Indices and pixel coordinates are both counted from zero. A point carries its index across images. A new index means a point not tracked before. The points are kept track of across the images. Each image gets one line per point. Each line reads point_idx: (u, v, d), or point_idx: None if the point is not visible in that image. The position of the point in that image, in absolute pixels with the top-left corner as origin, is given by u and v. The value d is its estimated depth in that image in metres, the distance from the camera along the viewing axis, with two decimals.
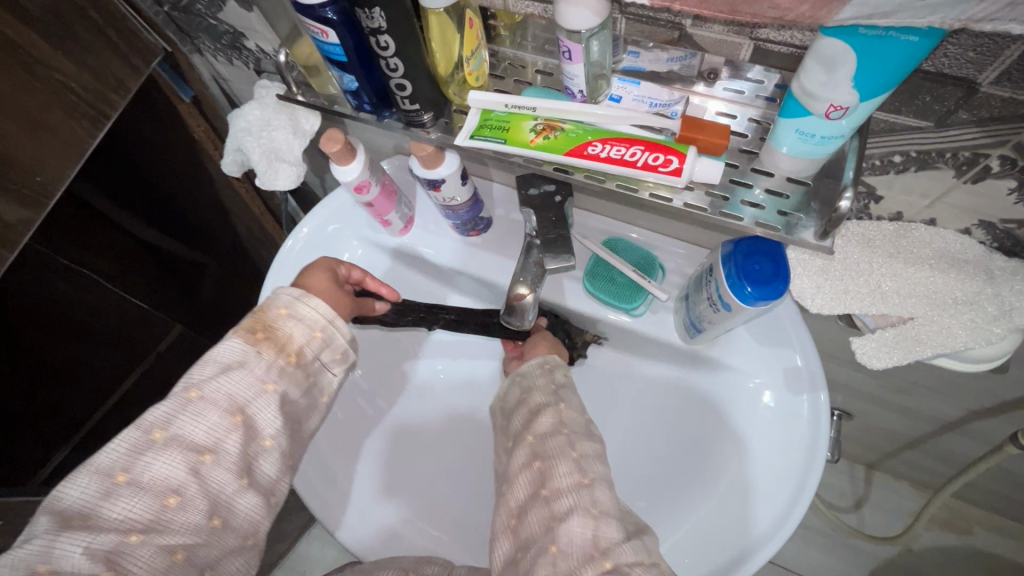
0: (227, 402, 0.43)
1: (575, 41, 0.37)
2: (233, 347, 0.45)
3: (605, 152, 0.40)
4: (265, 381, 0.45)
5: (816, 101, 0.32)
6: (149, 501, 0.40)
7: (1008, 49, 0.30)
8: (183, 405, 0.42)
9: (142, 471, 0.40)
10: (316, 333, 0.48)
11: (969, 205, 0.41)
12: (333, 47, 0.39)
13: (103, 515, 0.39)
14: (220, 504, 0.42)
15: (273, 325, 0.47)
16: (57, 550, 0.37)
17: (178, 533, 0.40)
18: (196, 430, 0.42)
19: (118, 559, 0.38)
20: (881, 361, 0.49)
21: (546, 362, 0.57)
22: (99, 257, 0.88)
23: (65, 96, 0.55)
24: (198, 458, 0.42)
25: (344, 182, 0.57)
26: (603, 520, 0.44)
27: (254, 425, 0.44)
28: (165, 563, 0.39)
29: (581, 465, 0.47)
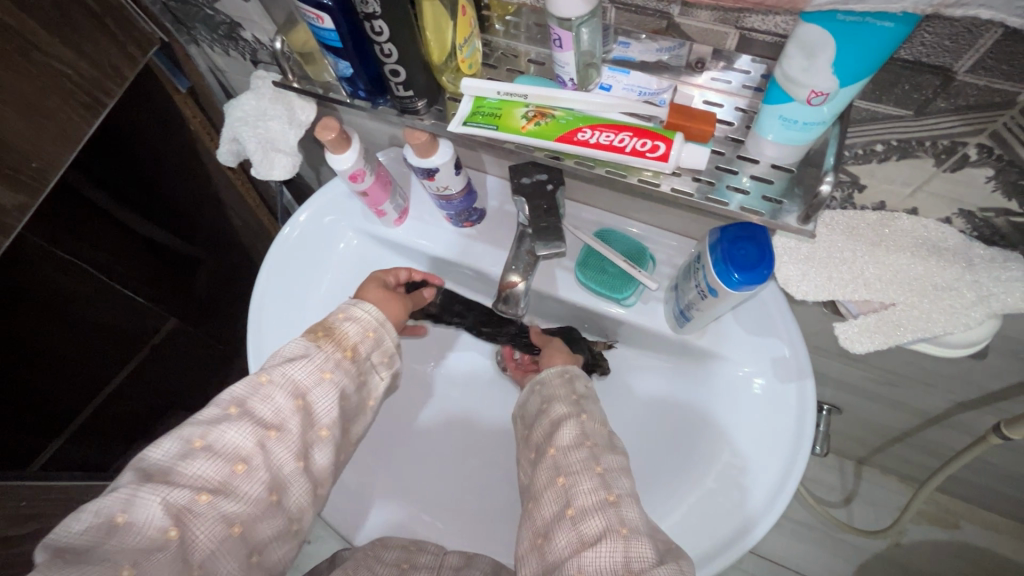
0: (292, 386, 0.46)
1: (566, 29, 0.38)
2: (296, 342, 0.48)
3: (594, 138, 0.40)
4: (323, 371, 0.48)
5: (798, 87, 0.33)
6: (222, 464, 0.42)
7: (982, 37, 0.31)
8: (255, 388, 0.45)
9: (217, 437, 0.43)
10: (369, 333, 0.52)
11: (949, 194, 0.42)
12: (329, 32, 0.40)
13: (181, 472, 0.41)
14: (279, 479, 0.44)
15: (332, 326, 0.50)
16: (137, 501, 0.39)
17: (240, 503, 0.42)
18: (265, 409, 0.45)
19: (183, 517, 0.40)
20: (864, 344, 0.50)
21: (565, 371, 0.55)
22: (95, 250, 0.87)
23: (61, 83, 0.56)
24: (264, 433, 0.44)
25: (339, 170, 0.57)
26: (632, 538, 0.42)
27: (313, 412, 0.47)
28: (223, 535, 0.41)
29: (606, 481, 0.46)
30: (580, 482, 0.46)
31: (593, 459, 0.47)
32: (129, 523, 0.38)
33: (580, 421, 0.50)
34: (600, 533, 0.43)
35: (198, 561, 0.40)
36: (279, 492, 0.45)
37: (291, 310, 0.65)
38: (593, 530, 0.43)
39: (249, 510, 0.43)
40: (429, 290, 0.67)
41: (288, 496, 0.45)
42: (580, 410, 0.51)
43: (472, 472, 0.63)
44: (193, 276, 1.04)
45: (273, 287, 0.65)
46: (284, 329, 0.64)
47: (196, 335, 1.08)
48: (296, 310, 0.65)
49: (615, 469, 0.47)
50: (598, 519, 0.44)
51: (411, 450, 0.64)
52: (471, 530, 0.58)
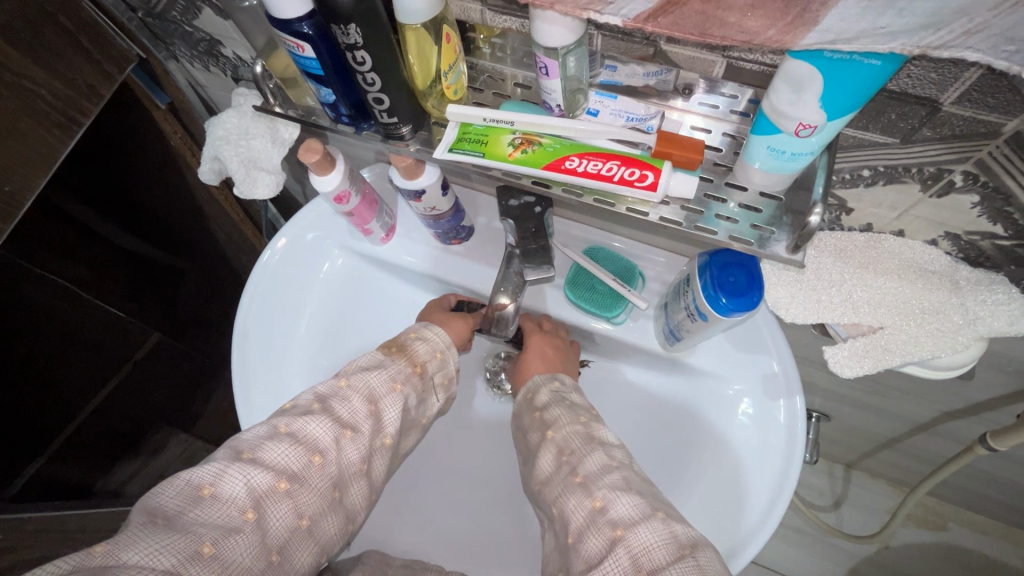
0: (367, 392, 0.48)
1: (553, 58, 0.37)
2: (373, 355, 0.52)
3: (582, 166, 0.40)
4: (395, 381, 0.50)
5: (786, 119, 0.33)
6: (304, 452, 0.43)
7: (966, 72, 0.31)
8: (336, 390, 0.48)
9: (303, 427, 0.44)
10: (437, 353, 0.55)
11: (934, 217, 0.42)
12: (309, 60, 0.39)
13: (270, 452, 0.42)
14: (346, 477, 0.46)
15: (404, 344, 0.54)
16: (227, 476, 0.40)
17: (309, 493, 0.43)
18: (342, 410, 0.47)
19: (267, 500, 0.41)
20: (853, 369, 0.50)
21: (529, 390, 0.57)
22: (74, 265, 0.85)
23: (35, 104, 0.54)
24: (342, 431, 0.46)
25: (323, 192, 0.56)
26: (631, 535, 0.41)
27: (382, 420, 0.49)
28: (294, 526, 0.42)
29: (590, 489, 0.45)
30: (568, 502, 0.46)
31: (572, 473, 0.47)
32: (223, 494, 0.39)
33: (552, 440, 0.50)
34: (604, 552, 0.41)
35: (276, 547, 0.41)
36: (343, 488, 0.46)
37: (279, 333, 0.64)
38: (596, 551, 0.42)
39: (316, 502, 0.44)
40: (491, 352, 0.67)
41: (349, 495, 0.47)
42: (547, 429, 0.52)
43: (467, 492, 0.62)
44: (175, 291, 1.02)
45: (257, 316, 0.64)
46: (273, 369, 0.63)
47: (179, 347, 1.06)
48: (283, 334, 0.64)
49: (596, 473, 0.46)
50: (597, 539, 0.42)
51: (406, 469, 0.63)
52: (469, 552, 0.58)
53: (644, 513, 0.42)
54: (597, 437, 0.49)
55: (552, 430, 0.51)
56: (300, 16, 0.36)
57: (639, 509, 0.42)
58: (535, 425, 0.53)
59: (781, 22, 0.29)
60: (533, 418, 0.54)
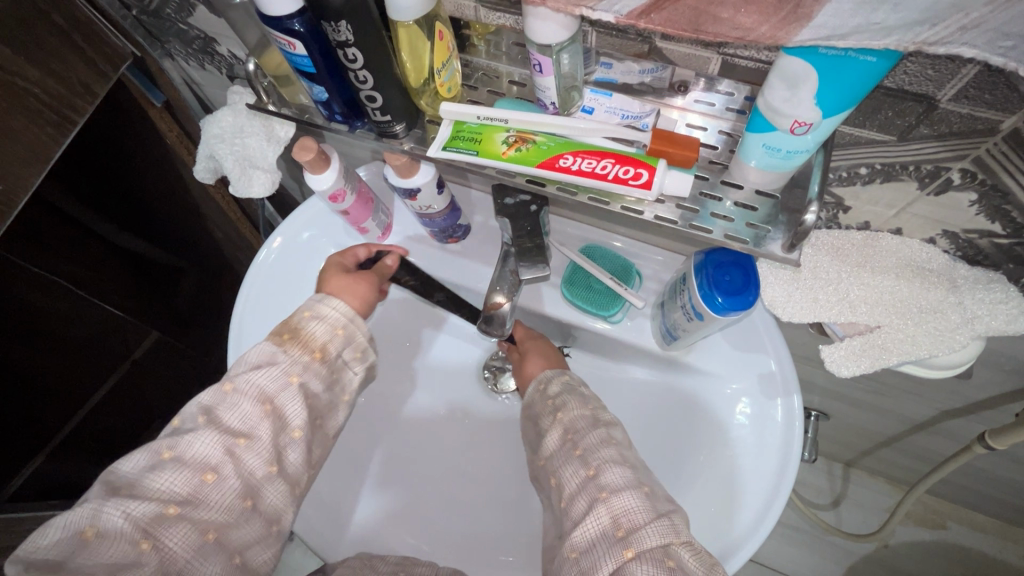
0: (257, 393, 0.47)
1: (546, 55, 0.37)
2: (262, 348, 0.50)
3: (576, 164, 0.40)
4: (291, 374, 0.49)
5: (781, 117, 0.33)
6: (190, 475, 0.44)
7: (963, 69, 0.31)
8: (221, 397, 0.47)
9: (185, 448, 0.44)
10: (338, 330, 0.53)
11: (932, 215, 0.42)
12: (301, 58, 0.39)
13: (150, 483, 0.42)
14: (253, 486, 0.46)
15: (298, 327, 0.52)
16: (104, 513, 0.40)
17: (208, 512, 0.44)
18: (232, 418, 0.46)
19: (154, 531, 0.41)
20: (849, 368, 0.49)
21: (539, 382, 0.55)
22: (70, 263, 0.84)
23: (29, 102, 0.54)
24: (234, 441, 0.46)
25: (318, 190, 0.56)
26: (613, 498, 0.43)
27: (283, 415, 0.48)
28: (198, 542, 0.43)
29: (586, 458, 0.46)
30: (564, 470, 0.47)
31: (572, 445, 0.48)
32: (100, 537, 0.39)
33: (561, 419, 0.50)
34: (585, 510, 0.44)
35: (177, 569, 0.42)
36: (252, 497, 0.46)
37: None
38: (580, 510, 0.44)
39: (222, 516, 0.44)
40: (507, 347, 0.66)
41: (264, 499, 0.47)
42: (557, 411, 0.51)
43: (463, 491, 0.62)
44: (176, 287, 1.01)
45: (254, 314, 0.64)
46: None
47: (178, 347, 1.06)
48: None
49: (593, 444, 0.47)
50: (583, 500, 0.44)
51: (400, 466, 0.63)
52: (465, 551, 0.58)
53: (630, 482, 0.44)
54: (602, 419, 0.49)
55: (562, 412, 0.51)
56: (290, 13, 0.35)
57: (626, 478, 0.44)
58: (546, 410, 0.53)
59: (775, 18, 0.29)
60: (546, 404, 0.53)
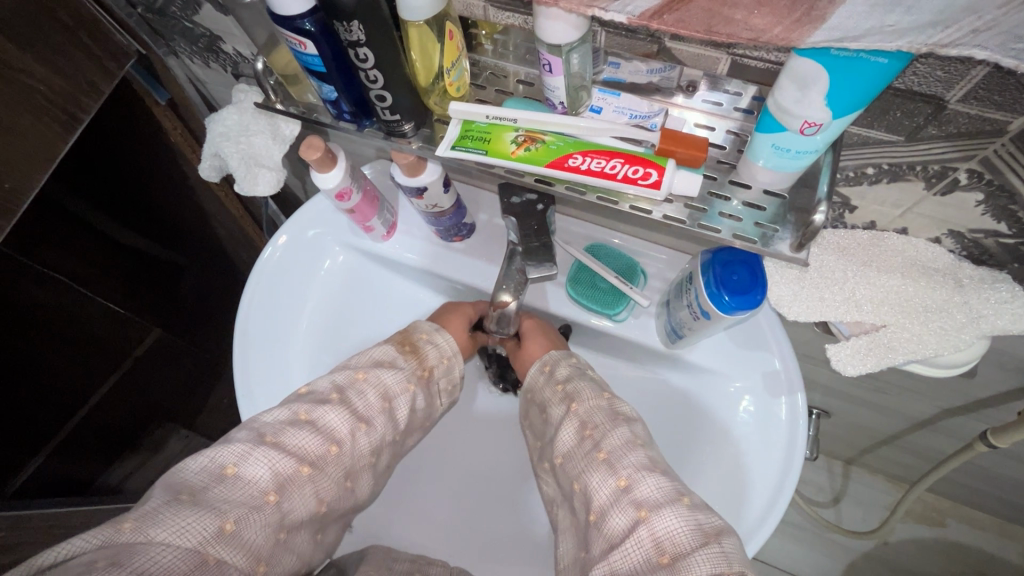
0: (384, 390, 0.50)
1: (556, 55, 0.37)
2: (385, 349, 0.54)
3: (585, 164, 0.40)
4: (409, 382, 0.52)
5: (791, 117, 0.33)
6: (320, 442, 0.45)
7: (972, 70, 0.31)
8: (353, 381, 0.50)
9: (320, 416, 0.46)
10: (445, 359, 0.56)
11: (938, 215, 0.42)
12: (312, 57, 0.39)
13: (288, 438, 0.44)
14: (354, 470, 0.48)
15: (416, 344, 0.55)
16: (252, 458, 0.41)
17: (327, 480, 0.45)
18: (360, 402, 0.49)
19: (286, 486, 0.42)
20: (855, 367, 0.50)
21: (546, 363, 0.57)
22: (77, 261, 0.85)
23: (35, 99, 0.54)
24: (358, 424, 0.48)
25: (324, 189, 0.56)
26: (654, 518, 0.41)
27: (396, 413, 0.51)
28: (313, 509, 0.44)
29: (614, 467, 0.45)
30: (592, 478, 0.46)
31: (595, 449, 0.47)
32: (237, 478, 0.40)
33: (574, 412, 0.51)
34: (626, 532, 0.42)
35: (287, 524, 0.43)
36: (354, 479, 0.48)
37: (282, 334, 0.64)
38: (619, 530, 0.42)
39: (332, 487, 0.46)
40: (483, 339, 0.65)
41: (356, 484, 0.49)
42: (570, 402, 0.52)
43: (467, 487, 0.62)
44: (179, 284, 1.01)
45: (259, 313, 0.64)
46: (274, 365, 0.63)
47: (181, 344, 1.06)
48: (286, 335, 0.64)
49: (619, 449, 0.46)
50: (621, 517, 0.43)
51: (407, 463, 0.63)
52: (471, 549, 0.58)
53: (669, 496, 0.42)
54: (620, 413, 0.49)
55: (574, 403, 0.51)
56: (302, 13, 0.35)
57: (663, 491, 0.42)
58: (556, 400, 0.53)
59: (788, 20, 0.29)
60: (554, 390, 0.54)
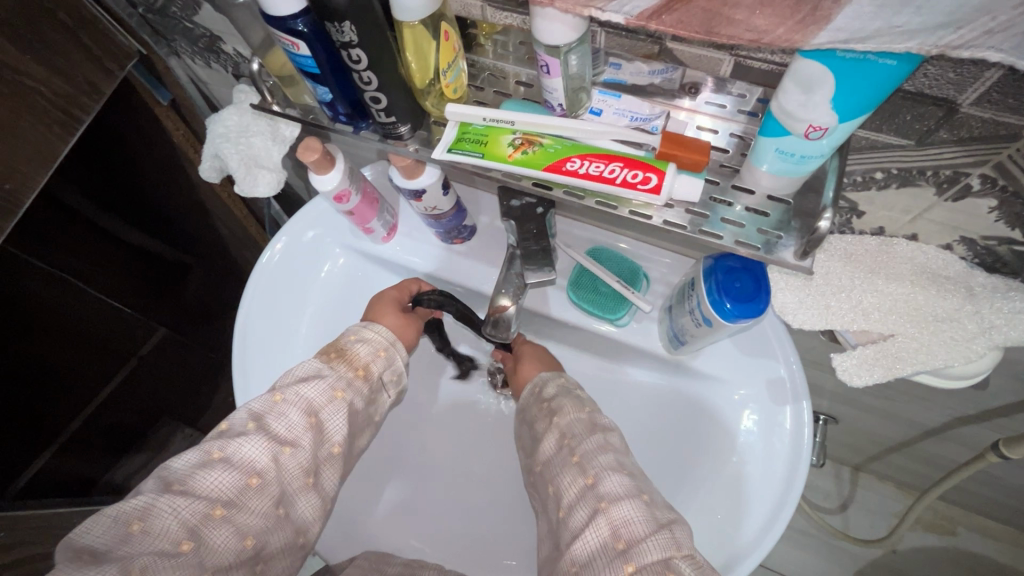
0: (304, 404, 0.49)
1: (554, 56, 0.36)
2: (310, 363, 0.52)
3: (583, 168, 0.39)
4: (336, 389, 0.51)
5: (795, 122, 0.32)
6: (237, 476, 0.44)
7: (985, 72, 0.30)
8: (271, 406, 0.48)
9: (233, 450, 0.45)
10: (380, 351, 0.56)
11: (948, 221, 0.41)
12: (305, 59, 0.38)
13: (197, 482, 0.43)
14: (287, 495, 0.47)
15: (344, 348, 0.55)
16: (155, 509, 0.41)
17: (250, 515, 0.44)
18: (278, 426, 0.47)
19: (198, 530, 0.42)
20: (862, 378, 0.48)
21: (535, 386, 0.56)
22: (80, 261, 0.84)
23: (35, 100, 0.54)
24: (279, 448, 0.46)
25: (323, 191, 0.55)
26: (612, 507, 0.41)
27: (325, 430, 0.50)
28: (238, 547, 0.43)
29: (584, 467, 0.45)
30: (563, 479, 0.46)
31: (569, 453, 0.47)
32: (145, 532, 0.40)
33: (558, 423, 0.50)
34: (586, 520, 0.42)
35: (213, 566, 0.42)
36: (286, 507, 0.47)
37: (282, 335, 0.64)
38: (580, 521, 0.43)
39: (259, 522, 0.45)
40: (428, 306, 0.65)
41: (295, 509, 0.48)
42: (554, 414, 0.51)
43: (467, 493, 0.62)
44: (182, 285, 1.02)
45: (258, 316, 0.63)
46: (273, 369, 0.62)
47: (184, 342, 1.07)
48: (286, 338, 0.64)
49: (592, 452, 0.46)
50: (583, 509, 0.43)
51: (406, 467, 0.63)
52: (469, 555, 0.58)
53: (630, 491, 0.42)
54: (600, 425, 0.49)
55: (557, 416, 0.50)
56: (294, 13, 0.35)
57: (625, 486, 0.42)
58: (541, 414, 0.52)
59: (791, 21, 0.27)
60: (541, 407, 0.53)
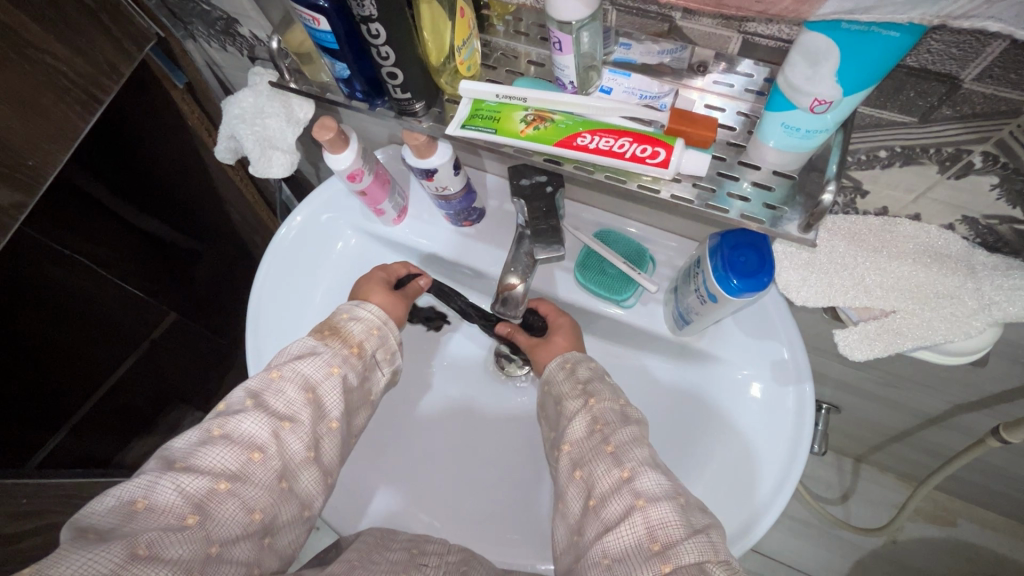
0: (302, 380, 0.50)
1: (566, 32, 0.37)
2: (305, 341, 0.53)
3: (594, 143, 0.40)
4: (331, 365, 0.52)
5: (801, 96, 0.33)
6: (239, 452, 0.46)
7: (988, 46, 0.31)
8: (268, 382, 0.50)
9: (233, 427, 0.46)
10: (373, 330, 0.57)
11: (951, 200, 0.42)
12: (325, 34, 0.39)
13: (200, 459, 0.45)
14: (290, 468, 0.48)
15: (337, 326, 0.56)
16: (158, 487, 0.42)
17: (254, 488, 0.46)
18: (277, 402, 0.49)
19: (205, 504, 0.43)
20: (862, 352, 0.49)
21: (567, 363, 0.56)
22: (96, 246, 0.86)
23: (57, 80, 0.55)
24: (279, 424, 0.48)
25: (337, 170, 0.57)
26: (651, 507, 0.43)
27: (322, 405, 0.51)
28: (245, 522, 0.45)
29: (619, 458, 0.46)
30: (597, 467, 0.47)
31: (603, 441, 0.48)
32: (149, 509, 0.41)
33: (591, 407, 0.51)
34: (622, 516, 0.44)
35: (217, 539, 0.43)
36: (289, 480, 0.48)
37: (294, 307, 0.65)
38: (615, 514, 0.44)
39: (264, 496, 0.46)
40: (423, 279, 0.65)
41: (300, 482, 0.49)
42: (589, 397, 0.52)
43: (474, 471, 0.63)
44: (193, 269, 1.04)
45: (271, 290, 0.64)
46: (284, 340, 0.63)
47: (195, 329, 1.08)
48: (297, 312, 0.65)
49: (627, 443, 0.47)
50: (618, 503, 0.44)
51: (414, 448, 0.65)
52: (479, 528, 0.59)
53: (666, 492, 0.44)
54: (631, 417, 0.50)
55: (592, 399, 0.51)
56: None
57: (663, 487, 0.44)
58: (573, 393, 0.53)
59: None
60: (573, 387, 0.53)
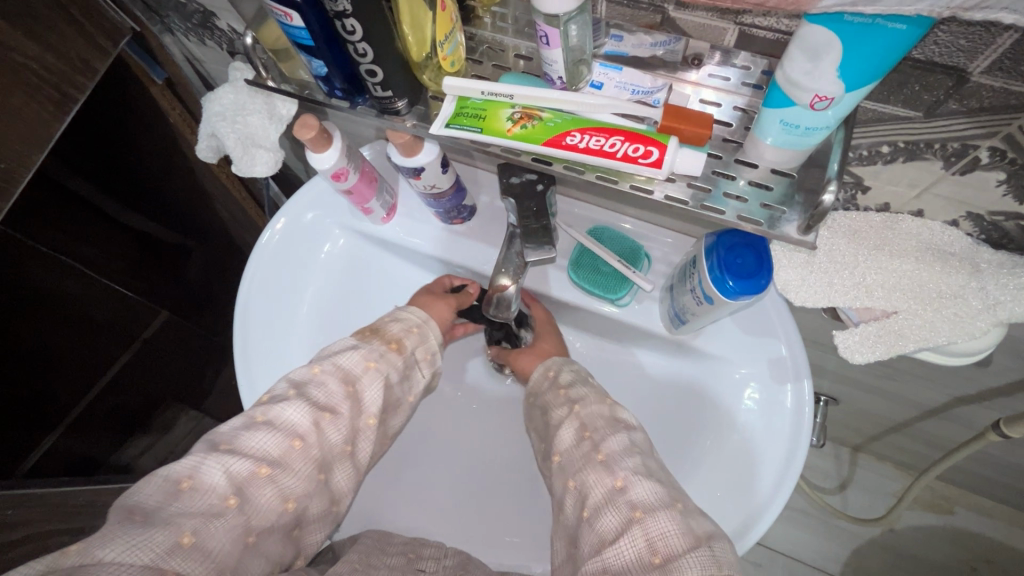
0: (342, 372, 0.49)
1: (554, 26, 0.35)
2: (348, 340, 0.52)
3: (583, 142, 0.38)
4: (369, 360, 0.51)
5: (801, 91, 0.31)
6: (281, 438, 0.44)
7: (999, 38, 0.29)
8: (310, 375, 0.48)
9: (278, 413, 0.45)
10: (413, 328, 0.55)
11: (957, 196, 0.40)
12: (299, 30, 0.37)
13: (245, 442, 0.43)
14: (329, 460, 0.47)
15: (380, 327, 0.54)
16: (205, 467, 0.41)
17: (296, 478, 0.44)
18: (319, 393, 0.47)
19: (245, 488, 0.42)
20: (863, 355, 0.48)
21: (550, 368, 0.57)
22: (80, 244, 0.84)
23: (27, 77, 0.53)
24: (321, 414, 0.46)
25: (321, 169, 0.55)
26: (648, 520, 0.42)
27: (362, 400, 0.49)
28: (280, 509, 0.43)
29: (611, 468, 0.45)
30: (587, 477, 0.46)
31: (592, 450, 0.47)
32: (194, 489, 0.40)
33: (577, 414, 0.51)
34: (620, 530, 0.42)
35: (256, 528, 0.42)
36: (327, 471, 0.47)
37: (281, 315, 0.64)
38: (611, 529, 0.43)
39: (304, 485, 0.45)
40: (474, 287, 0.64)
41: (334, 478, 0.48)
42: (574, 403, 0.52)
43: (473, 475, 0.62)
44: (183, 266, 1.02)
45: (258, 297, 0.63)
46: (273, 349, 0.62)
47: (188, 327, 1.06)
48: (285, 319, 0.64)
49: (617, 453, 0.46)
50: (614, 517, 0.43)
51: (411, 451, 0.63)
52: (477, 534, 0.58)
53: (663, 501, 0.43)
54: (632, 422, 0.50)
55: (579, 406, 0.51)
56: None
57: (658, 496, 0.43)
58: (558, 402, 0.53)
59: None
60: (555, 394, 0.54)
